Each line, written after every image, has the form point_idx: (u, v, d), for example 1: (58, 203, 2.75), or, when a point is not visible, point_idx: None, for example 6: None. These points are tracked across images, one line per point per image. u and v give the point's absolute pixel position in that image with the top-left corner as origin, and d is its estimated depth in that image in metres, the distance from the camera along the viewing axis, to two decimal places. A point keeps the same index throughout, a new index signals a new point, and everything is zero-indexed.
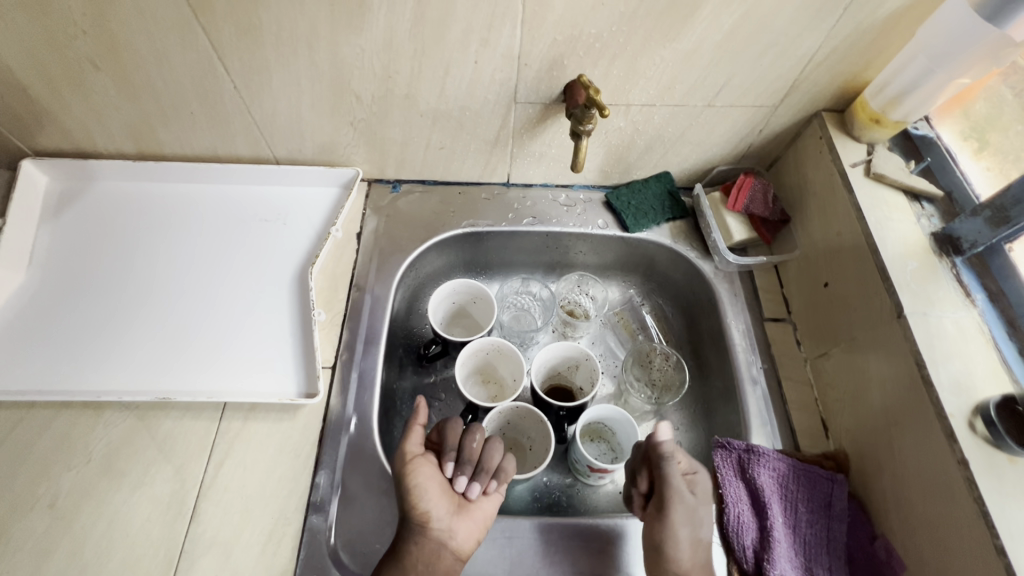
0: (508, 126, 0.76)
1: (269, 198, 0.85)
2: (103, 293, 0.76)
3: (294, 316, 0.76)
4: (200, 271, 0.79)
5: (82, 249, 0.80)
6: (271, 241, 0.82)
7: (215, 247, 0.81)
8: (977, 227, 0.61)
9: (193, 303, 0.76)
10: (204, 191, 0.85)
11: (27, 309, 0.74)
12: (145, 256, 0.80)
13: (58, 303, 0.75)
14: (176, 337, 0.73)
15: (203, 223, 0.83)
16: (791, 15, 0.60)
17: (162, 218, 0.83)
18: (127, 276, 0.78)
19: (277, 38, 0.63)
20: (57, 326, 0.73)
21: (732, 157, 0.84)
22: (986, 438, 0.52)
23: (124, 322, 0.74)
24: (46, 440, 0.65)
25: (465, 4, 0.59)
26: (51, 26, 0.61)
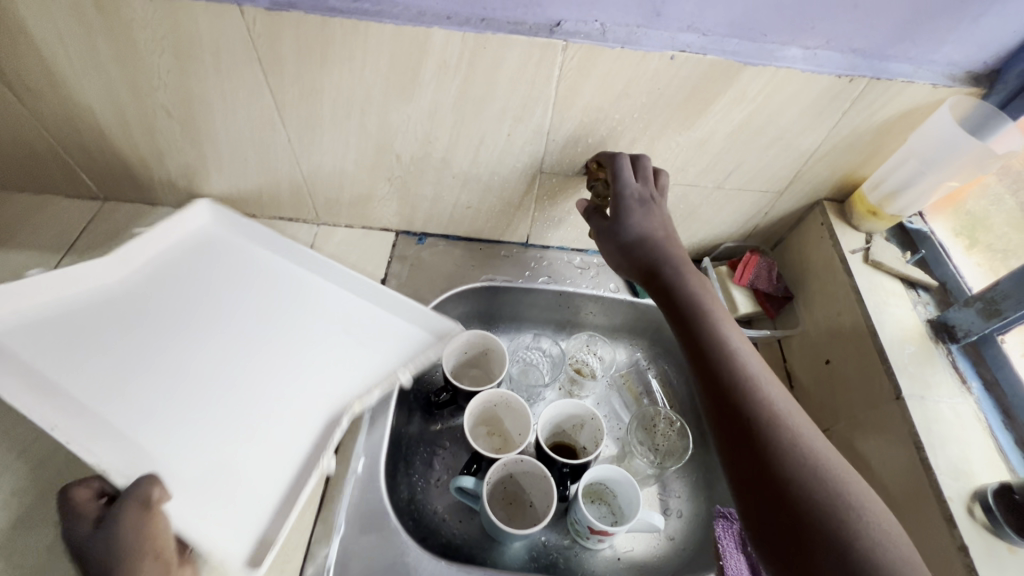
0: (532, 192, 0.83)
1: (321, 284, 0.81)
2: (207, 359, 0.70)
3: (276, 472, 0.63)
4: (287, 367, 0.72)
5: (104, 286, 0.74)
6: (410, 347, 0.76)
7: (222, 350, 0.72)
8: (969, 317, 0.64)
9: (173, 402, 0.66)
10: (251, 264, 0.82)
11: (97, 339, 0.69)
12: (163, 318, 0.73)
13: (73, 335, 0.68)
14: (162, 443, 0.62)
15: (234, 298, 0.78)
16: (794, 116, 0.68)
17: (201, 276, 0.79)
18: (212, 350, 0.71)
19: (334, 102, 0.71)
20: (164, 379, 0.67)
21: (738, 235, 0.89)
22: (985, 524, 0.53)
23: (125, 393, 0.64)
24: (62, 455, 0.66)
25: (505, 87, 0.67)
26: (137, 77, 0.69)
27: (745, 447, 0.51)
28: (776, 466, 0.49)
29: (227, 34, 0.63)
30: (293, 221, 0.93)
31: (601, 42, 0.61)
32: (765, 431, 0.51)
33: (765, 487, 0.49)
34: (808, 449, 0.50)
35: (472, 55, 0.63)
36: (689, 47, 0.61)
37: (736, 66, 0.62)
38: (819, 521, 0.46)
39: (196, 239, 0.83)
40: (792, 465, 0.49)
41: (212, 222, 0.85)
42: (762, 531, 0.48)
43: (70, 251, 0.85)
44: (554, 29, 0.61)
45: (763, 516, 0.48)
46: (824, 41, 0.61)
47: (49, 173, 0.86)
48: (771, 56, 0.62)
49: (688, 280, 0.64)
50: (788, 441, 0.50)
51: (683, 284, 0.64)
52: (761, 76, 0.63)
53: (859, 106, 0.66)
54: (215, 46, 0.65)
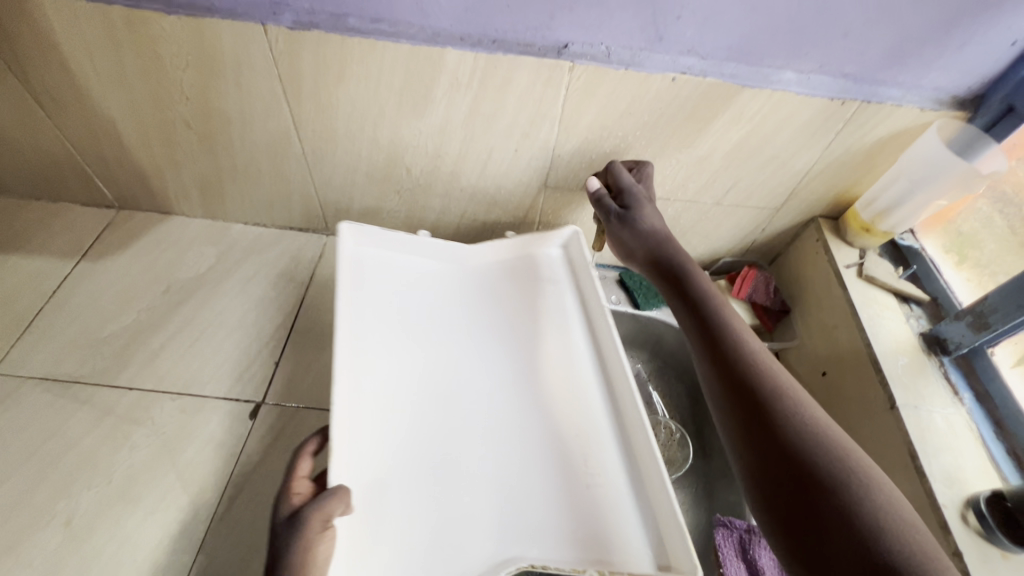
0: (537, 206, 0.85)
1: (632, 405, 0.63)
2: (439, 416, 0.62)
3: (383, 540, 0.52)
4: (558, 473, 0.59)
5: (428, 313, 0.72)
6: (626, 480, 0.60)
7: (469, 416, 0.63)
8: (961, 329, 0.66)
9: (397, 432, 0.60)
10: (588, 372, 0.69)
11: (398, 334, 0.68)
12: (471, 367, 0.68)
13: (393, 345, 0.67)
14: (383, 465, 0.57)
15: (555, 398, 0.66)
16: (789, 136, 0.71)
17: (525, 347, 0.71)
18: (434, 407, 0.63)
19: (349, 117, 0.74)
20: (383, 418, 0.60)
21: (736, 250, 0.92)
22: (977, 530, 0.55)
23: (370, 416, 0.60)
24: (73, 456, 0.67)
25: (514, 104, 0.70)
26: (159, 90, 0.72)
27: (753, 421, 0.53)
28: (786, 441, 0.50)
29: (250, 51, 0.66)
30: (302, 230, 0.95)
31: (606, 64, 0.64)
32: (772, 404, 0.53)
33: (773, 457, 0.50)
34: (812, 426, 0.51)
35: (483, 73, 0.67)
36: (690, 70, 0.65)
37: (733, 89, 0.65)
38: (828, 484, 0.46)
39: (582, 298, 0.76)
40: (797, 440, 0.50)
41: (558, 244, 0.81)
42: (772, 506, 0.48)
43: (83, 257, 0.87)
44: (561, 51, 0.64)
45: (770, 490, 0.48)
46: (817, 66, 0.64)
47: (67, 181, 0.88)
48: (767, 79, 0.65)
49: (699, 275, 0.66)
50: (794, 420, 0.51)
51: (691, 275, 0.66)
52: (757, 98, 0.66)
53: (850, 128, 0.69)
54: (237, 62, 0.68)
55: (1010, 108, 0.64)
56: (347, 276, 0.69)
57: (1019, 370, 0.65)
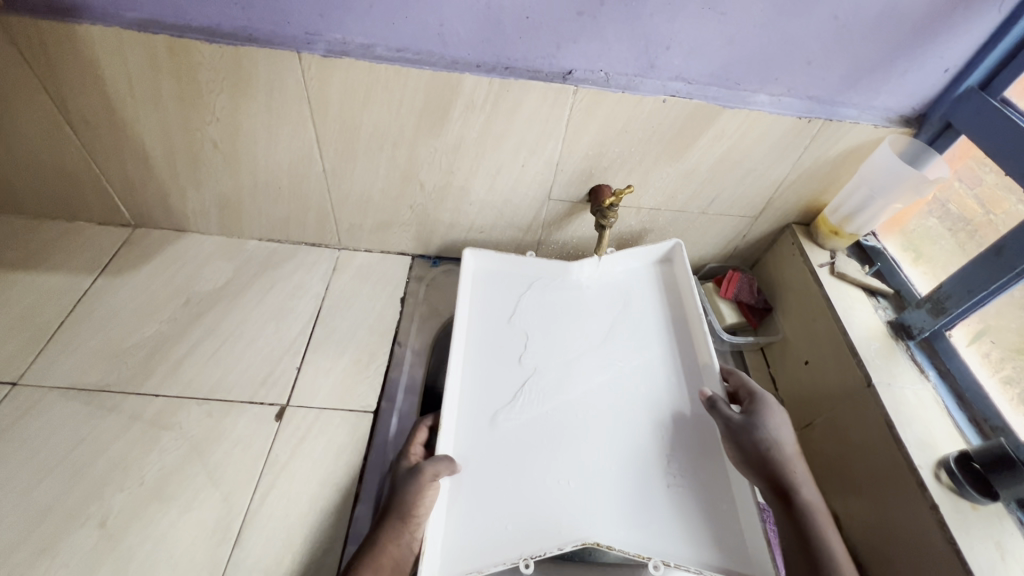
0: (540, 218, 0.93)
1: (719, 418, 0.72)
2: (551, 414, 0.74)
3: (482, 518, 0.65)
4: (648, 466, 0.70)
5: (534, 317, 0.85)
6: (715, 479, 0.69)
7: (569, 415, 0.74)
8: (922, 316, 0.75)
9: (508, 427, 0.73)
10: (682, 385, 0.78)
11: (509, 339, 0.82)
12: (583, 370, 0.79)
13: (507, 349, 0.81)
14: (486, 442, 0.71)
15: (656, 407, 0.75)
16: (764, 150, 0.80)
17: (630, 358, 0.81)
18: (544, 408, 0.74)
19: (370, 137, 0.80)
20: (499, 412, 0.74)
21: (720, 256, 1.01)
22: (949, 485, 0.62)
23: (481, 409, 0.74)
24: (103, 461, 0.69)
25: (522, 124, 0.78)
26: (192, 113, 0.77)
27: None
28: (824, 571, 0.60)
29: (283, 77, 0.73)
30: (316, 245, 0.99)
31: (606, 87, 0.73)
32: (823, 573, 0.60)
33: None
34: None
35: (496, 96, 0.74)
36: (678, 93, 0.74)
37: (716, 109, 0.75)
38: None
39: (680, 311, 0.87)
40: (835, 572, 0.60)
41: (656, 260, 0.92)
42: None
43: (102, 273, 0.90)
44: (565, 77, 0.73)
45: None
46: (786, 90, 0.75)
47: (86, 200, 0.91)
48: (744, 101, 0.75)
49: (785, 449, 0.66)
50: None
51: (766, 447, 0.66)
52: (736, 117, 0.76)
53: (816, 143, 0.79)
54: (270, 87, 0.74)
55: (948, 125, 0.75)
56: (466, 290, 0.86)
57: (974, 347, 0.72)
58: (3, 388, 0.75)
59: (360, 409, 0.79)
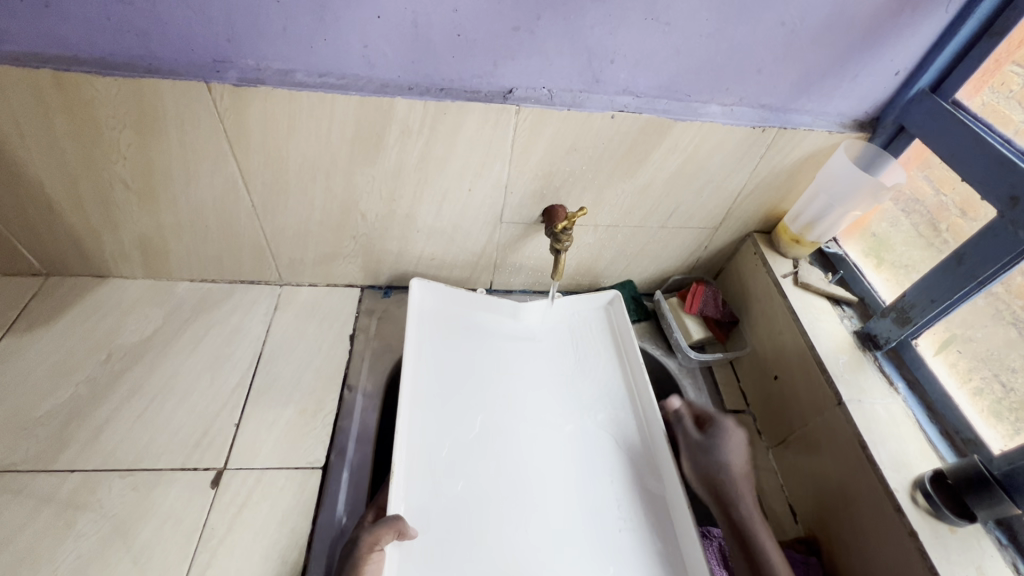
0: (494, 241, 0.87)
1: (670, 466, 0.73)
2: (501, 462, 0.74)
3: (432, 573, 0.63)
4: (594, 517, 0.71)
5: (484, 354, 0.85)
6: (656, 527, 0.71)
7: (519, 458, 0.75)
8: (888, 325, 0.73)
9: (457, 476, 0.71)
10: (630, 433, 0.79)
11: (459, 381, 0.80)
12: (529, 415, 0.80)
13: (454, 390, 0.79)
14: (441, 493, 0.69)
15: (602, 456, 0.77)
16: (720, 161, 0.77)
17: (577, 407, 0.82)
18: (496, 458, 0.75)
19: (300, 168, 0.73)
20: (451, 459, 0.73)
21: (684, 268, 0.98)
22: (926, 508, 0.59)
23: (435, 455, 0.72)
24: (9, 555, 0.61)
25: (464, 146, 0.72)
26: (94, 153, 0.69)
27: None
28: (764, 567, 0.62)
29: (194, 110, 0.65)
30: (255, 282, 0.92)
31: (550, 105, 0.68)
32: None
33: None
34: None
35: (433, 119, 0.69)
36: (626, 107, 0.70)
37: (667, 123, 0.71)
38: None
39: (623, 353, 0.88)
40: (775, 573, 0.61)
41: (602, 303, 0.94)
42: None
43: (9, 332, 0.80)
44: (506, 96, 0.68)
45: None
46: (738, 99, 0.71)
47: None
48: (695, 112, 0.71)
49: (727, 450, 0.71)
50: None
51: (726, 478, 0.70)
52: (689, 129, 0.72)
53: (772, 150, 0.76)
54: (180, 121, 0.67)
55: (901, 129, 0.73)
56: (412, 321, 0.83)
57: (941, 357, 0.70)
58: None
59: (307, 465, 0.72)
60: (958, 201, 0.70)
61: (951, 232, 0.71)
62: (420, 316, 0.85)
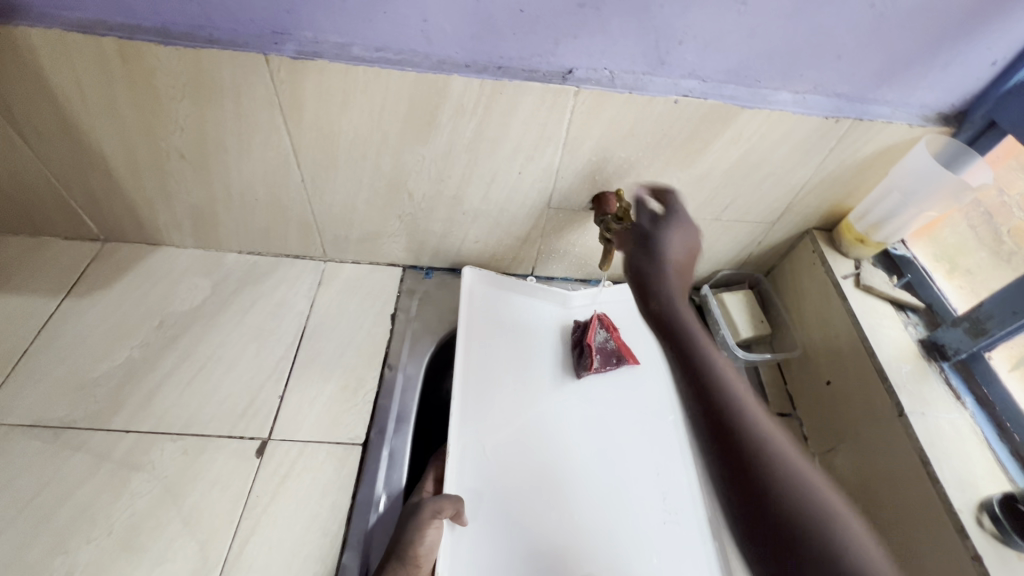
0: (539, 226, 0.85)
1: None
2: (551, 449, 0.76)
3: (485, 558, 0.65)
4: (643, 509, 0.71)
5: (534, 342, 0.86)
6: (704, 523, 0.71)
7: (567, 445, 0.76)
8: (958, 336, 0.69)
9: (509, 462, 0.73)
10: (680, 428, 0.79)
11: (510, 367, 0.82)
12: (578, 405, 0.80)
13: (505, 376, 0.81)
14: (490, 478, 0.71)
15: (652, 454, 0.76)
16: (786, 153, 0.73)
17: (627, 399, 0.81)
18: (546, 449, 0.76)
19: (351, 145, 0.73)
20: (502, 447, 0.74)
21: (734, 263, 0.94)
22: (994, 533, 0.56)
23: (488, 443, 0.74)
24: (68, 508, 0.64)
25: (518, 129, 0.70)
26: (153, 122, 0.70)
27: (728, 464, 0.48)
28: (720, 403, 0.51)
29: (251, 82, 0.65)
30: (299, 257, 0.92)
31: (611, 88, 0.65)
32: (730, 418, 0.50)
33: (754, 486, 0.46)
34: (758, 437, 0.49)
35: (489, 99, 0.67)
36: (691, 92, 0.66)
37: (733, 110, 0.67)
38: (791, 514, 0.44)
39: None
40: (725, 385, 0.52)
41: None
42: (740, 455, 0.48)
43: (69, 294, 0.84)
44: (566, 76, 0.65)
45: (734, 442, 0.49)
46: (812, 87, 0.67)
47: (49, 215, 0.84)
48: (765, 100, 0.67)
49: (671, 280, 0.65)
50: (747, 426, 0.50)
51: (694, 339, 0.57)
52: (756, 118, 0.68)
53: (843, 144, 0.71)
54: (237, 93, 0.66)
55: (992, 124, 0.67)
56: (466, 307, 0.85)
57: (1017, 374, 0.66)
58: None
59: (347, 441, 0.73)
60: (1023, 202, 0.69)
61: (1014, 237, 0.70)
62: (471, 302, 0.86)
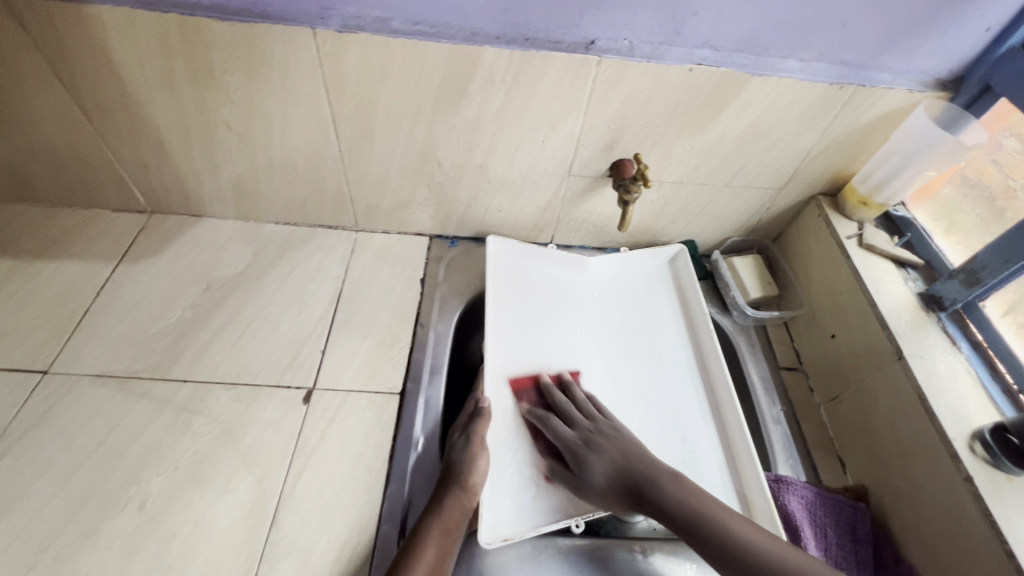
0: (560, 194, 0.91)
1: (733, 412, 0.78)
2: None
3: (524, 495, 0.71)
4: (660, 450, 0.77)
5: (556, 306, 0.91)
6: (720, 465, 0.76)
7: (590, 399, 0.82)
8: (955, 288, 0.74)
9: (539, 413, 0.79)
10: (694, 381, 0.85)
11: (536, 328, 0.88)
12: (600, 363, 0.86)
13: (531, 336, 0.86)
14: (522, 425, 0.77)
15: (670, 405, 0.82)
16: (793, 120, 0.78)
17: (645, 358, 0.87)
18: None
19: (386, 116, 0.78)
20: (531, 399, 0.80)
21: (744, 230, 0.99)
22: (986, 459, 0.62)
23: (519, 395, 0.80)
24: (137, 447, 0.70)
25: (543, 97, 0.75)
26: (205, 94, 0.76)
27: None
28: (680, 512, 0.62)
29: (297, 54, 0.70)
30: (333, 227, 0.98)
31: (631, 57, 0.70)
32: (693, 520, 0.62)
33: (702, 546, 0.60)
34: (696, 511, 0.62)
35: (517, 69, 0.72)
36: (705, 61, 0.71)
37: (745, 77, 0.72)
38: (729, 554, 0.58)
39: (687, 313, 0.92)
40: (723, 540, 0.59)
41: (665, 259, 0.98)
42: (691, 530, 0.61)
43: (123, 260, 0.90)
44: (588, 47, 0.70)
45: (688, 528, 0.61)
46: (818, 54, 0.72)
47: (100, 186, 0.90)
48: (774, 68, 0.72)
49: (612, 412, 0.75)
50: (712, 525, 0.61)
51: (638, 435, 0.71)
52: (766, 84, 0.73)
53: (847, 110, 0.76)
54: (284, 66, 0.72)
55: (987, 88, 0.72)
56: (491, 271, 0.90)
57: (1008, 319, 0.72)
58: (35, 375, 0.75)
59: (386, 390, 0.79)
60: (1003, 163, 0.76)
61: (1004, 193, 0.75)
62: (495, 266, 0.91)
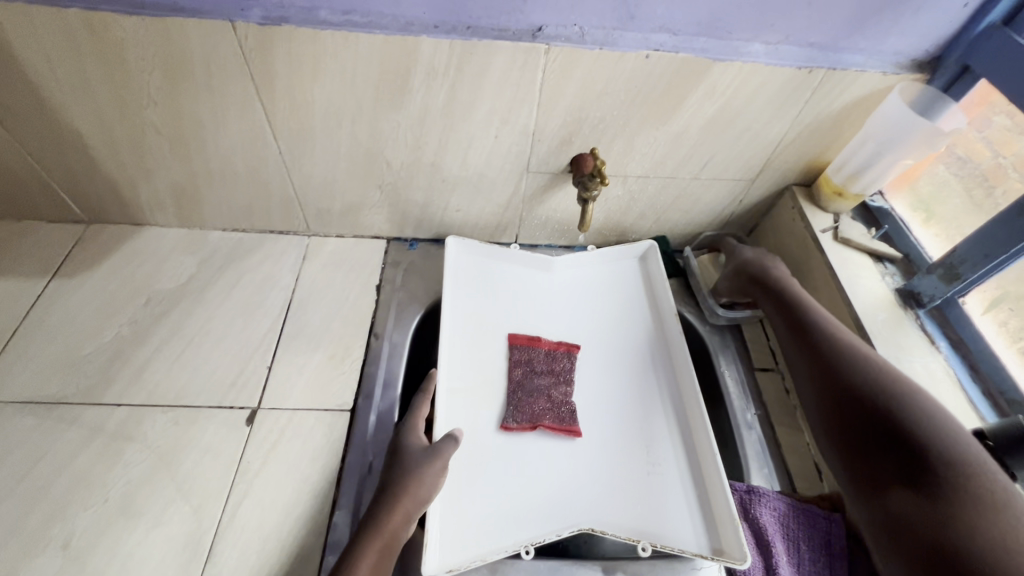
0: (519, 192, 0.86)
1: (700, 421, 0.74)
2: None
3: (480, 518, 0.67)
4: (624, 465, 0.73)
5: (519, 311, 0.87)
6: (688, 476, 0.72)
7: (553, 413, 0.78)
8: (934, 283, 0.69)
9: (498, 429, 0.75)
10: (663, 387, 0.80)
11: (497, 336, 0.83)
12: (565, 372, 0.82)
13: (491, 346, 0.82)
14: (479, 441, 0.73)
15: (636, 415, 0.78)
16: (760, 108, 0.73)
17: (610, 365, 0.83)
18: None
19: (325, 114, 0.73)
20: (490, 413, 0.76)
21: (717, 223, 0.94)
22: None
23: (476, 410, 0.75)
24: (65, 478, 0.66)
25: (491, 90, 0.70)
26: (125, 95, 0.70)
27: (878, 447, 0.59)
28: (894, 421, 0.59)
29: (220, 50, 0.65)
30: (284, 232, 0.93)
31: (581, 44, 0.65)
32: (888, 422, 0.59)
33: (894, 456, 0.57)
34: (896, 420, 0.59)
35: (459, 61, 0.66)
36: (662, 47, 0.66)
37: (705, 63, 0.67)
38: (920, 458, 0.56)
39: (657, 314, 0.87)
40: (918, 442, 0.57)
41: (634, 257, 0.93)
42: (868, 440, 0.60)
43: (56, 275, 0.84)
44: (536, 34, 0.65)
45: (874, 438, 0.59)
46: (783, 37, 0.66)
47: (29, 197, 0.84)
48: (737, 52, 0.67)
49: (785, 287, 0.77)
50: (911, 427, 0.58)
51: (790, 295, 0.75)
52: (729, 71, 0.68)
53: (818, 96, 0.71)
54: (207, 63, 0.66)
55: (965, 69, 0.67)
56: (448, 276, 0.85)
57: (990, 315, 0.68)
58: None
59: (335, 407, 0.75)
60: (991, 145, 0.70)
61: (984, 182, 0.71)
62: (453, 271, 0.86)
